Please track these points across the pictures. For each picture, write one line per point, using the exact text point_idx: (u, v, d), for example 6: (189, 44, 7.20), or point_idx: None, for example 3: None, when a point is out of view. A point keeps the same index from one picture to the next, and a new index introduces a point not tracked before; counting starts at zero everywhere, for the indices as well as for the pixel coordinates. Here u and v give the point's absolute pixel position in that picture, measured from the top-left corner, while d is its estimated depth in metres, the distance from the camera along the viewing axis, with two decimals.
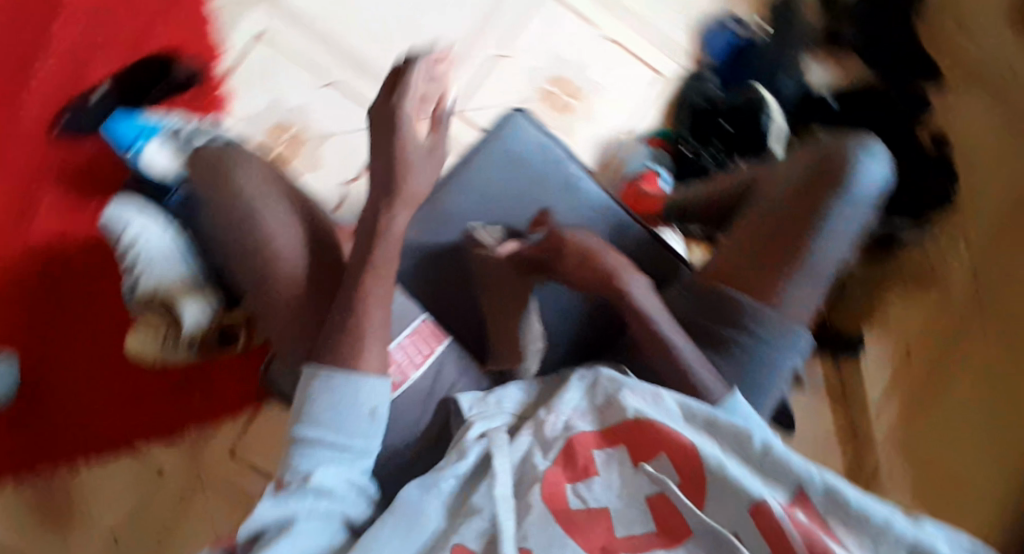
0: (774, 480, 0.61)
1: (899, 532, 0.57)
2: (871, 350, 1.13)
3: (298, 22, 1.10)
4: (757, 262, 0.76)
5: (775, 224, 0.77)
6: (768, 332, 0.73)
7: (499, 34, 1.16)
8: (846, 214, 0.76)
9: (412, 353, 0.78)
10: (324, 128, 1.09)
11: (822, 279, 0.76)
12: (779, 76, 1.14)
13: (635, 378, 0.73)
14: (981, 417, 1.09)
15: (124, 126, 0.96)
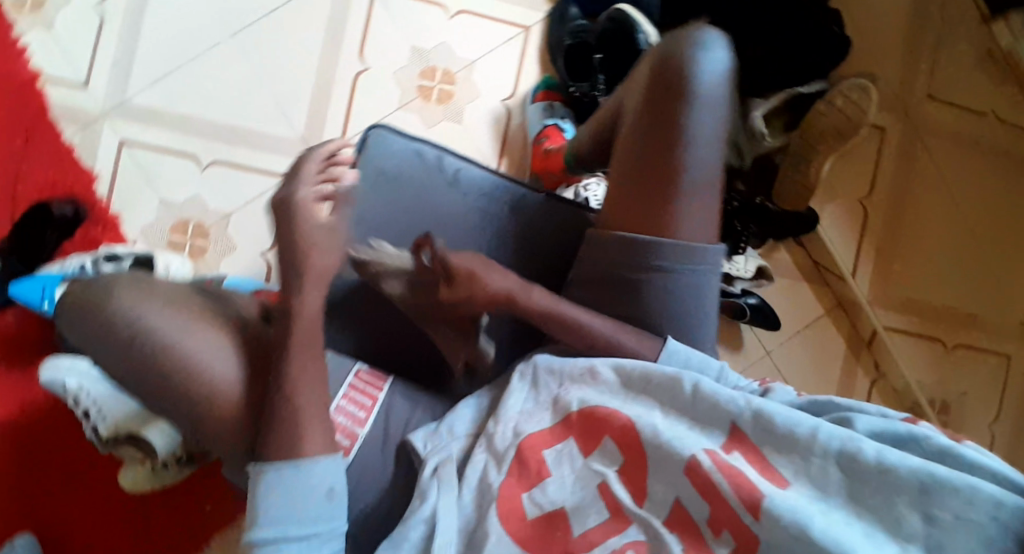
0: (709, 425, 0.70)
1: (824, 441, 0.64)
2: (827, 217, 1.14)
3: (155, 116, 1.08)
4: (642, 198, 0.76)
5: (644, 153, 0.76)
6: (674, 262, 0.75)
7: (352, 49, 1.12)
8: (708, 118, 0.75)
9: (354, 408, 0.79)
10: (220, 210, 1.09)
11: (707, 189, 0.76)
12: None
13: (566, 359, 0.79)
14: (943, 249, 1.15)
15: (30, 287, 0.94)
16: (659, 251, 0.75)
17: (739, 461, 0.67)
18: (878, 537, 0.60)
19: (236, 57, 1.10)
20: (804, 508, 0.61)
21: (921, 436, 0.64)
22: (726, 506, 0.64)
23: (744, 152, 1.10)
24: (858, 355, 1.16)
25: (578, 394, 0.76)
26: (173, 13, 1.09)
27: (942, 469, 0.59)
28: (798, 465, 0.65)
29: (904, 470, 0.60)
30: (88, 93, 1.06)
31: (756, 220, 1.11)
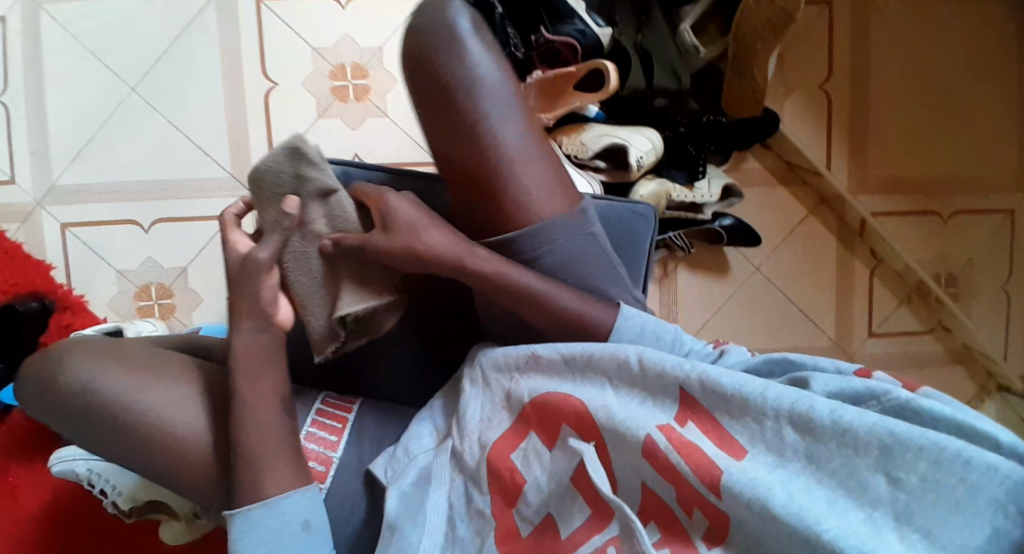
0: (662, 398, 0.70)
1: (774, 405, 0.64)
2: (787, 113, 1.07)
3: (86, 191, 1.08)
4: (485, 197, 0.74)
5: (460, 153, 0.74)
6: (557, 238, 0.75)
7: (257, 69, 1.09)
8: (493, 92, 0.73)
9: (326, 433, 0.82)
10: (176, 264, 1.09)
11: (533, 161, 0.75)
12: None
13: (507, 350, 0.81)
14: (917, 119, 1.08)
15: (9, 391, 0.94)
16: (528, 240, 0.74)
17: (695, 435, 0.67)
18: (840, 501, 0.60)
19: (144, 110, 1.08)
20: (763, 479, 0.61)
21: (881, 393, 0.63)
22: (685, 483, 0.65)
23: (681, 70, 1.05)
24: (854, 248, 1.10)
25: (529, 384, 0.77)
26: (70, 83, 1.07)
27: (903, 427, 0.59)
28: (756, 430, 0.64)
29: (863, 430, 0.60)
30: (18, 188, 1.07)
31: (706, 135, 1.06)
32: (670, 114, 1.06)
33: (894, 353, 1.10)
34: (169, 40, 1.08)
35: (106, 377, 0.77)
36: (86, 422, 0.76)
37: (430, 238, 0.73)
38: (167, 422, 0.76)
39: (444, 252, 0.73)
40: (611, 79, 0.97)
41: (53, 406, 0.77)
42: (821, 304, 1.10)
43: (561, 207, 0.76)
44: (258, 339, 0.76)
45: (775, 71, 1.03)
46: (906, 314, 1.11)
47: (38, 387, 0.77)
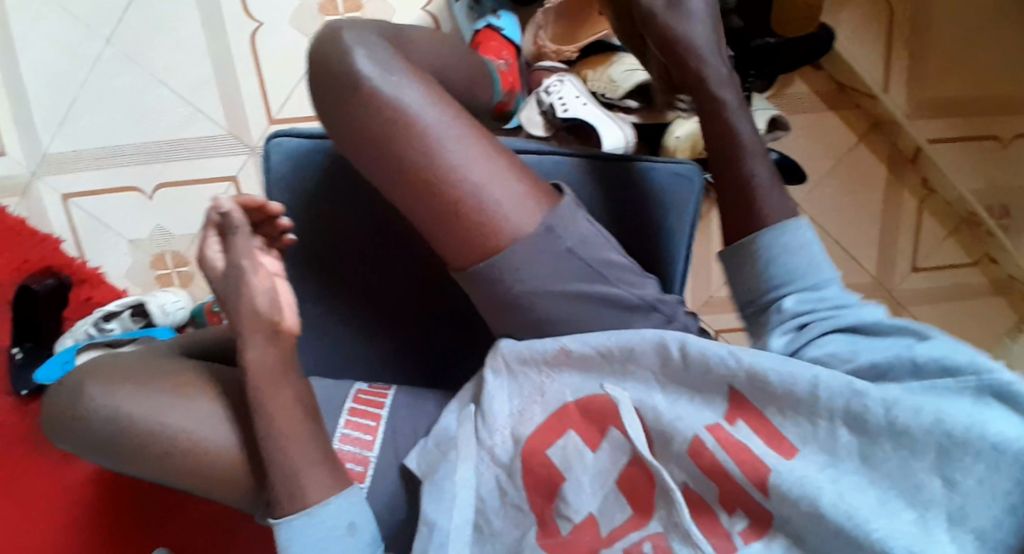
0: (709, 392, 0.56)
1: (829, 400, 0.51)
2: (842, 27, 0.98)
3: (79, 158, 1.02)
4: (460, 239, 0.60)
5: (427, 208, 0.60)
6: (538, 265, 0.60)
7: (238, 6, 0.97)
8: (448, 131, 0.60)
9: (360, 433, 0.74)
10: (185, 231, 1.04)
11: (500, 194, 0.60)
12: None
13: (530, 346, 0.62)
14: (977, 33, 0.98)
15: (49, 370, 0.94)
16: (507, 268, 0.60)
17: (745, 433, 0.54)
18: (893, 499, 0.49)
19: (124, 63, 0.98)
20: (813, 477, 0.50)
21: (981, 367, 0.48)
22: (732, 483, 0.53)
23: None
24: (902, 176, 1.03)
25: (567, 382, 0.61)
26: (42, 41, 0.98)
27: (953, 418, 0.47)
28: (806, 424, 0.52)
29: (920, 432, 0.48)
30: (10, 159, 1.02)
31: (754, 58, 0.94)
32: None
33: (933, 287, 1.06)
34: None
35: (126, 397, 0.69)
36: (102, 443, 0.69)
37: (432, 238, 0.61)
38: (183, 436, 0.68)
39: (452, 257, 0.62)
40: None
41: (79, 426, 0.69)
42: (864, 238, 1.04)
43: (530, 220, 0.60)
44: (275, 354, 0.67)
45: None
46: (953, 246, 1.05)
47: (49, 414, 0.72)
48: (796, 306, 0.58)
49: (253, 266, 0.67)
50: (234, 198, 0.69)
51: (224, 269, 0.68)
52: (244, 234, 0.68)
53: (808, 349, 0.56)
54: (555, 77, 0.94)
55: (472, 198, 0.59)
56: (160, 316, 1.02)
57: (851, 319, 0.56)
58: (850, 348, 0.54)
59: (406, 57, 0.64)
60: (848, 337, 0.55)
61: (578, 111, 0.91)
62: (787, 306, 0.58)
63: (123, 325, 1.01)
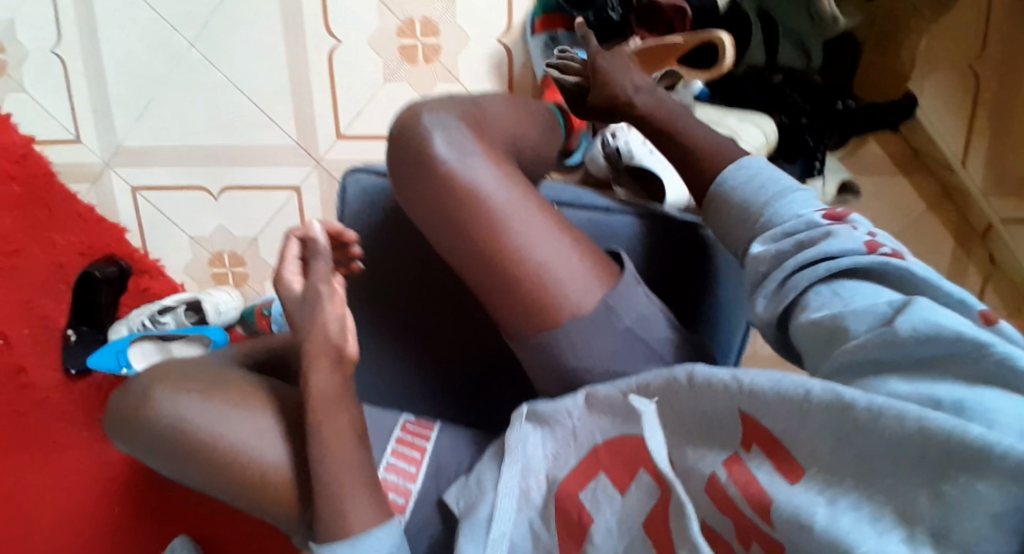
0: (717, 421, 0.48)
1: (819, 408, 0.41)
2: (925, 95, 0.97)
3: (151, 153, 1.04)
4: (517, 310, 0.62)
5: (487, 276, 0.63)
6: (591, 344, 0.61)
7: (320, 22, 0.98)
8: (513, 206, 0.62)
9: (405, 464, 0.72)
10: (246, 234, 1.07)
11: (563, 269, 0.61)
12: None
13: (561, 400, 0.62)
14: None
15: (105, 355, 0.99)
16: (561, 343, 0.61)
17: (757, 462, 0.44)
18: (888, 525, 0.37)
19: (203, 68, 1.00)
20: (811, 502, 0.40)
21: (986, 345, 0.38)
22: (740, 516, 0.44)
23: (812, 45, 0.90)
24: (970, 248, 1.02)
25: (595, 428, 0.59)
26: (126, 37, 1.00)
27: (937, 418, 0.37)
28: (804, 442, 0.42)
29: (907, 429, 0.37)
30: (85, 148, 1.05)
31: (833, 121, 0.94)
32: (789, 100, 0.91)
33: None
34: None
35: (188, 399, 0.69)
36: (151, 443, 0.70)
37: (496, 307, 0.64)
38: (229, 445, 0.68)
39: (511, 327, 0.64)
40: (728, 51, 0.81)
41: (132, 429, 0.71)
42: None
43: (591, 300, 0.61)
44: (334, 379, 0.65)
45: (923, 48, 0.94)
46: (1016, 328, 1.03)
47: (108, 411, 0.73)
48: (765, 245, 0.53)
49: (329, 291, 0.67)
50: (322, 223, 0.70)
51: (302, 291, 0.67)
52: (325, 259, 0.68)
53: (794, 311, 0.48)
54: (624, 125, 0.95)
55: (533, 270, 0.61)
56: (213, 315, 1.06)
57: (824, 267, 0.47)
58: (833, 302, 0.46)
59: (483, 131, 0.66)
60: (828, 287, 0.47)
61: (645, 159, 0.91)
62: (753, 249, 0.53)
63: (177, 321, 1.06)
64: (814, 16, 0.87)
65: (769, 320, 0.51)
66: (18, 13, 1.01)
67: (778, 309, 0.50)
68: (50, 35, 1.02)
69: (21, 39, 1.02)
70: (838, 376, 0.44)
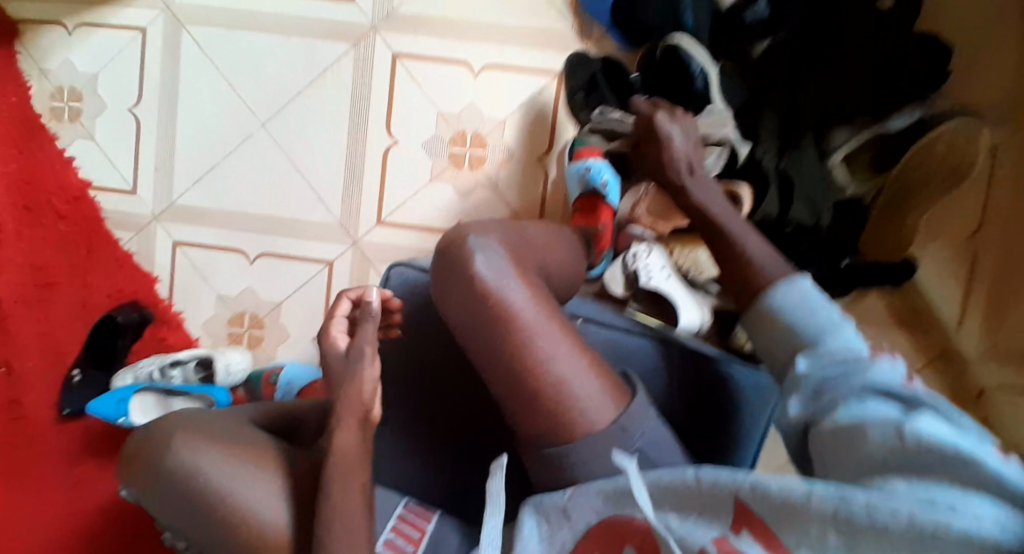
0: (715, 510, 0.62)
1: (821, 506, 0.56)
2: (927, 261, 1.08)
3: (199, 214, 1.11)
4: (537, 420, 0.71)
5: (516, 387, 0.71)
6: (602, 458, 0.70)
7: (378, 123, 1.09)
8: (542, 329, 0.71)
9: (403, 541, 0.78)
10: (271, 298, 1.11)
11: (580, 389, 0.70)
12: (683, 11, 0.97)
13: (556, 493, 0.71)
14: None
15: (107, 404, 1.01)
16: (573, 453, 0.70)
17: (748, 542, 0.58)
18: None
19: (266, 143, 1.10)
20: None
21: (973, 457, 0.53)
22: None
23: (821, 206, 1.02)
24: (965, 411, 1.06)
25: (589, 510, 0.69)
26: (201, 108, 1.11)
27: (926, 515, 0.52)
28: (794, 525, 0.57)
29: (897, 521, 0.52)
30: (138, 199, 1.12)
31: (835, 278, 1.06)
32: (802, 249, 1.04)
33: None
34: (303, 82, 1.09)
35: (207, 450, 0.72)
36: (162, 482, 0.72)
37: (518, 416, 0.72)
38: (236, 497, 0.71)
39: (531, 433, 0.72)
40: (745, 202, 1.01)
41: (146, 468, 0.73)
42: None
43: (606, 418, 0.70)
44: (357, 437, 0.71)
45: (925, 219, 1.05)
46: None
47: (129, 453, 0.74)
48: (809, 364, 0.66)
49: (370, 356, 0.73)
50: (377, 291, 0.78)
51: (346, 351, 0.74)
52: (372, 325, 0.74)
53: (825, 415, 0.64)
54: (644, 246, 1.03)
55: (554, 387, 0.70)
56: (222, 374, 1.07)
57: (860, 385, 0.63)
58: (857, 412, 0.61)
59: (519, 259, 0.76)
60: (858, 401, 0.62)
61: (663, 282, 1.00)
62: (799, 363, 0.67)
63: (184, 375, 1.08)
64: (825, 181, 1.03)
65: (799, 420, 0.66)
66: (103, 70, 1.11)
67: (809, 411, 0.65)
68: (131, 95, 1.11)
69: (100, 93, 1.11)
70: (852, 472, 0.59)
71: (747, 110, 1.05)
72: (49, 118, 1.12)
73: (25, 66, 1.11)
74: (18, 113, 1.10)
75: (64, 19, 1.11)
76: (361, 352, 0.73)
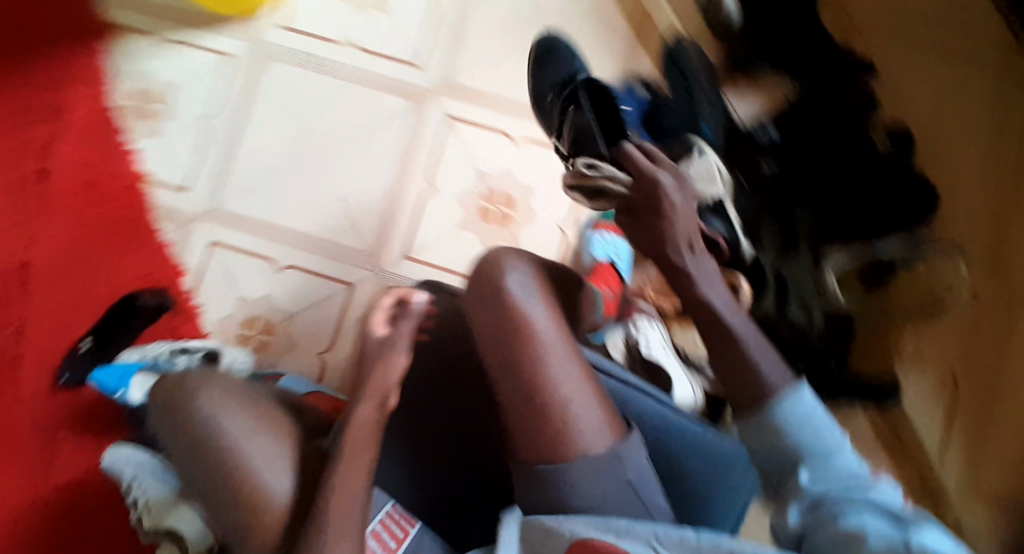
0: None
1: None
2: (911, 388, 1.13)
3: (240, 221, 1.19)
4: (536, 433, 0.72)
5: (522, 398, 0.74)
6: (592, 486, 0.71)
7: (423, 170, 1.19)
8: (556, 349, 0.75)
9: (387, 536, 0.80)
10: (287, 309, 1.16)
11: (582, 411, 0.73)
12: (701, 121, 1.18)
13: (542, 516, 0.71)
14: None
15: (110, 374, 1.06)
16: (564, 474, 0.71)
17: None
18: None
19: (318, 169, 1.20)
20: None
21: None
22: None
23: (813, 307, 1.10)
24: None
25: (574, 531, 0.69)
26: (266, 129, 1.21)
27: None
28: None
29: None
30: (187, 197, 1.19)
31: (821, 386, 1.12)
32: (794, 349, 1.10)
33: None
34: (363, 124, 1.21)
35: (226, 401, 0.76)
36: (177, 419, 0.75)
37: (518, 428, 0.74)
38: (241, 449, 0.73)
39: (527, 448, 0.73)
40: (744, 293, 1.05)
41: (167, 408, 0.76)
42: None
43: (602, 444, 0.72)
44: (374, 417, 0.79)
45: (910, 345, 1.13)
46: None
47: (160, 393, 0.78)
48: (810, 479, 0.70)
49: (403, 348, 0.83)
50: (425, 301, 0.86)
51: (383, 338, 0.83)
52: (410, 322, 0.84)
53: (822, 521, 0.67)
54: (647, 319, 1.10)
55: (557, 403, 0.73)
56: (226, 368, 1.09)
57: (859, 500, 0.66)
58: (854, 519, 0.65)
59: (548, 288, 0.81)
60: (854, 512, 0.65)
61: (659, 353, 1.06)
62: (802, 478, 0.70)
63: None
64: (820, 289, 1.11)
65: (792, 529, 0.69)
66: (186, 82, 1.21)
67: (804, 522, 0.69)
68: (205, 108, 1.21)
69: (178, 100, 1.21)
70: None
71: (755, 216, 1.14)
72: (121, 112, 1.20)
73: (112, 64, 1.20)
74: (95, 105, 1.19)
75: (162, 32, 1.22)
76: (397, 339, 0.83)
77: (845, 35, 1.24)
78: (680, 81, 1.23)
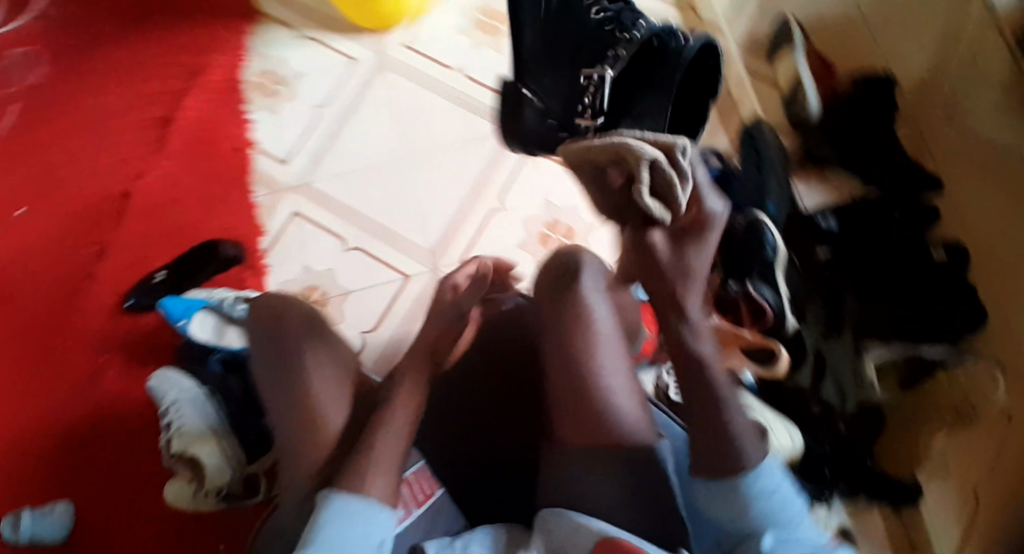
0: None
1: None
2: (931, 493, 1.13)
3: (325, 199, 1.29)
4: (579, 417, 0.79)
5: (572, 383, 0.80)
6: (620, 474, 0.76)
7: (499, 190, 1.29)
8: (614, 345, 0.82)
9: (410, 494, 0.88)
10: (344, 287, 1.24)
11: (625, 406, 0.79)
12: (768, 198, 1.22)
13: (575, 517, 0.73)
14: None
15: (176, 304, 1.17)
16: (597, 459, 0.77)
17: None
18: None
19: (404, 168, 1.31)
20: None
21: None
22: None
23: (849, 395, 1.11)
24: None
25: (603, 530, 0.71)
26: (367, 126, 1.33)
27: None
28: None
29: None
30: (283, 168, 1.31)
31: (847, 476, 1.13)
32: (821, 428, 1.11)
33: None
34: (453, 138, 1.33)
35: (317, 341, 0.88)
36: (271, 344, 0.87)
37: (563, 411, 0.80)
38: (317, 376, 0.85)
39: (567, 430, 0.80)
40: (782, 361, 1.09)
41: (267, 333, 0.89)
42: None
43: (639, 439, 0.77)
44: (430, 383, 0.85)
45: (938, 447, 1.14)
46: None
47: (262, 320, 0.90)
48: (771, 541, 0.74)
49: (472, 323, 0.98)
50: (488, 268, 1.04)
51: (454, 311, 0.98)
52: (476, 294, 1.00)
53: None
54: None
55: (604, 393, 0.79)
56: None
57: None
58: None
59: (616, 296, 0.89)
60: None
61: None
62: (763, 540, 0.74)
63: None
64: (859, 378, 1.12)
65: None
66: (308, 72, 1.36)
67: None
68: (319, 97, 1.35)
69: (297, 85, 1.35)
70: None
71: (806, 295, 1.16)
72: (248, 86, 1.35)
73: (250, 44, 1.38)
74: (228, 76, 1.35)
75: (299, 27, 1.39)
76: None
77: (912, 148, 1.32)
78: (754, 158, 1.28)
